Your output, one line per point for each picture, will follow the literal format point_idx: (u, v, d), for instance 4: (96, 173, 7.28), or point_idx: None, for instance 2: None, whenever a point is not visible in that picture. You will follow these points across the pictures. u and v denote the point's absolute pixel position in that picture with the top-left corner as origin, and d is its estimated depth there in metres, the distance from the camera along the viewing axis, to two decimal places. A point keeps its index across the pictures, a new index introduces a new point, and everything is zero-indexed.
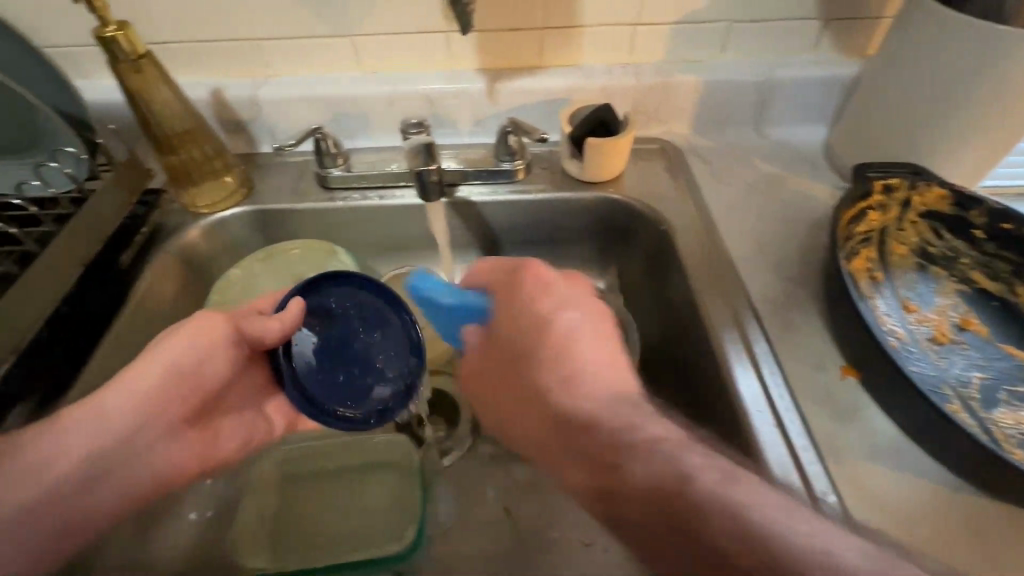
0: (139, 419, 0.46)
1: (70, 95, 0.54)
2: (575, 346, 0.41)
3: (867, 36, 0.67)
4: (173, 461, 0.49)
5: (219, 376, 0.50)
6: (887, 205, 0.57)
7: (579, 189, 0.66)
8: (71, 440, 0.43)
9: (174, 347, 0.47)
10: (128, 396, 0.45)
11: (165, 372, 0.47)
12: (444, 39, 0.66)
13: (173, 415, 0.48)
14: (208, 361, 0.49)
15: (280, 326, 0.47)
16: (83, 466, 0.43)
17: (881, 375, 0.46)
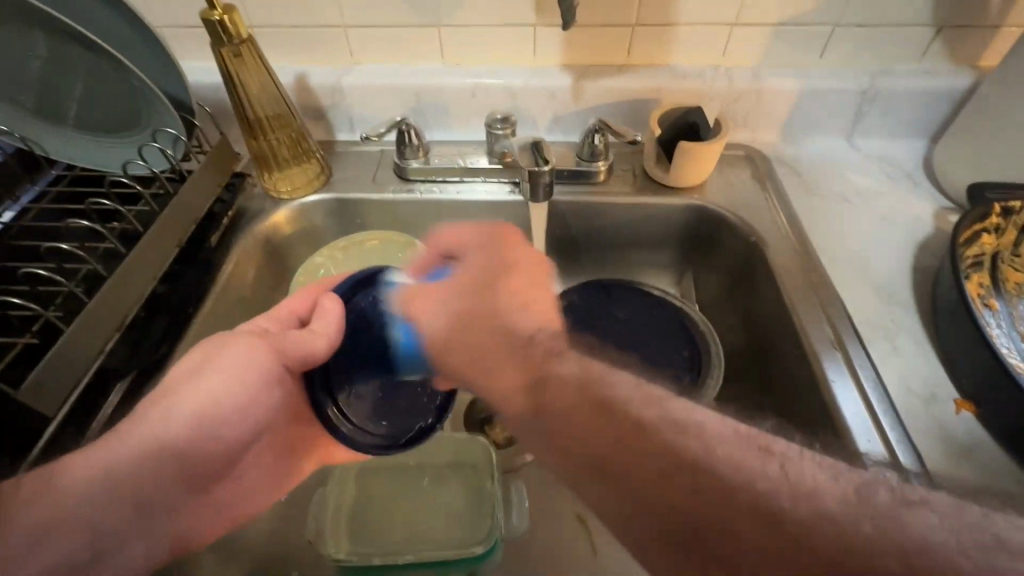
0: (169, 468, 0.40)
1: (175, 76, 0.55)
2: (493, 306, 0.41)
3: (982, 46, 0.63)
4: (204, 519, 0.44)
5: (255, 422, 0.45)
6: (1004, 229, 0.53)
7: (662, 194, 0.64)
8: (88, 493, 0.36)
9: (210, 380, 0.42)
10: (156, 440, 0.40)
11: (198, 412, 0.41)
12: (532, 33, 0.64)
13: (204, 465, 0.43)
14: (245, 400, 0.44)
15: (326, 336, 0.44)
16: (104, 523, 0.37)
17: (1004, 411, 0.43)
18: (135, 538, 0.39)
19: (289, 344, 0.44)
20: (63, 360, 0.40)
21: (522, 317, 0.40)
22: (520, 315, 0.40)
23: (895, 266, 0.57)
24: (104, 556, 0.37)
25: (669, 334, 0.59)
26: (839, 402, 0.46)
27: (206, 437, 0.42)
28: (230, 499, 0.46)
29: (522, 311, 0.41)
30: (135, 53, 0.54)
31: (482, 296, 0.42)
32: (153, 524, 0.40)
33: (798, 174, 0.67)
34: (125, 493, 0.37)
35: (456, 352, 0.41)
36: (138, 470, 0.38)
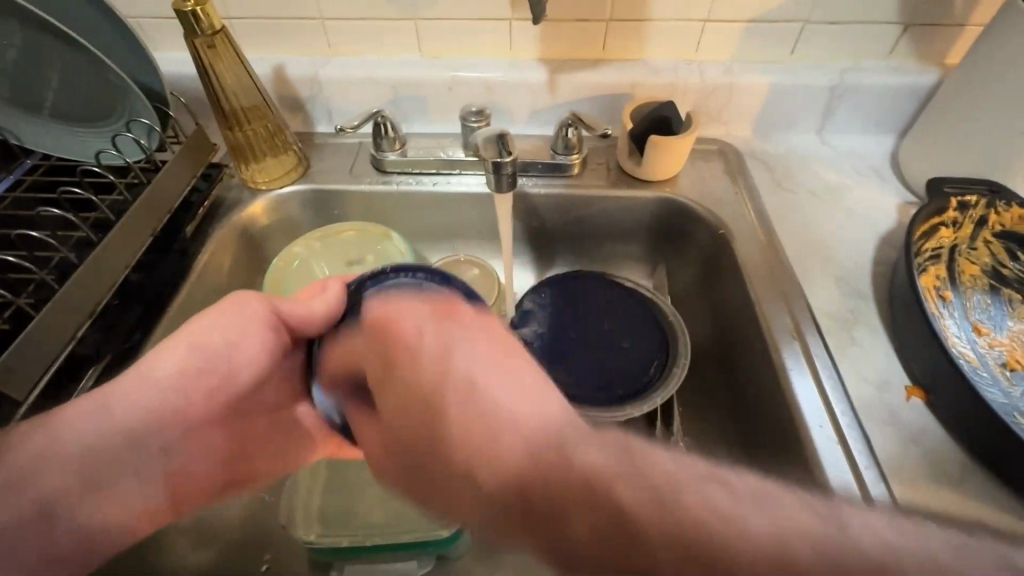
0: (166, 405, 0.41)
1: (150, 67, 0.55)
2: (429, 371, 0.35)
3: (947, 44, 0.64)
4: (197, 467, 0.44)
5: (248, 368, 0.45)
6: (961, 222, 0.54)
7: (634, 187, 0.65)
8: (87, 427, 0.37)
9: (208, 323, 0.43)
10: (151, 379, 0.40)
11: (192, 354, 0.42)
12: (508, 27, 0.65)
13: (198, 411, 0.43)
14: (242, 347, 0.44)
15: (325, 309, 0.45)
16: (103, 455, 0.38)
17: (951, 396, 0.45)
18: (129, 473, 0.40)
19: (290, 308, 0.45)
20: (33, 345, 0.41)
21: (489, 399, 0.31)
22: (490, 397, 0.31)
23: (858, 259, 0.59)
24: (99, 488, 0.38)
25: (640, 324, 0.60)
26: (795, 388, 0.47)
27: (196, 381, 0.42)
28: (223, 448, 0.46)
29: (425, 360, 0.35)
30: (109, 42, 0.54)
31: (387, 354, 0.38)
32: (147, 460, 0.41)
33: (769, 168, 0.68)
34: (118, 424, 0.39)
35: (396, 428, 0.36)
36: (136, 409, 0.39)
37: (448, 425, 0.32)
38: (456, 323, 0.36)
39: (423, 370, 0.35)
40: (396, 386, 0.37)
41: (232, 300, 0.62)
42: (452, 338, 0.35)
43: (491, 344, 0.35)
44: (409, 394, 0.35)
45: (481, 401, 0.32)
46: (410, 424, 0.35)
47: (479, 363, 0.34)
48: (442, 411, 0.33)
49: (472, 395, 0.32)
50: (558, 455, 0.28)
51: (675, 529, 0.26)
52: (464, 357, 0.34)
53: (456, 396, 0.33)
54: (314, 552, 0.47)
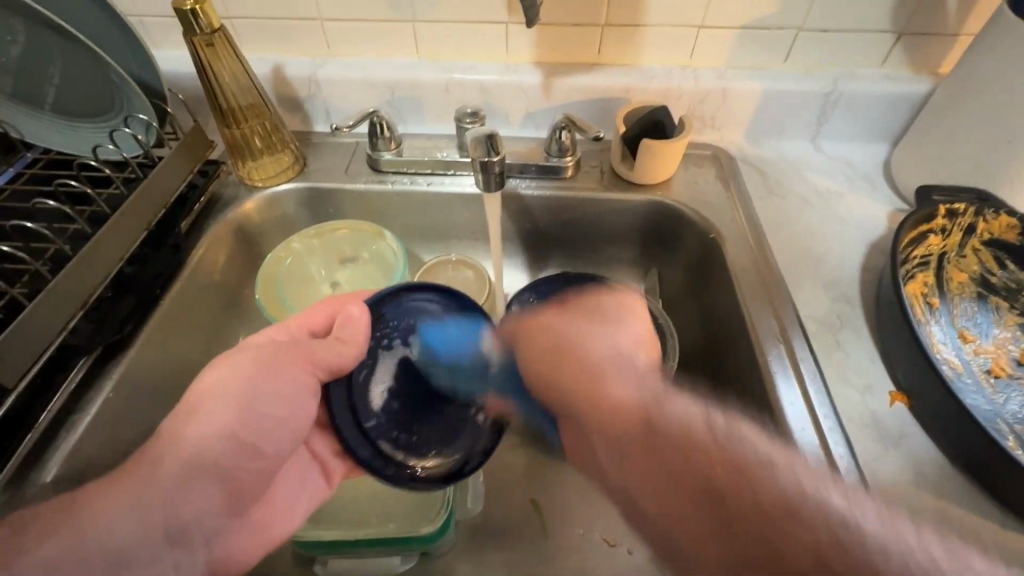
0: (205, 492, 0.40)
1: (148, 64, 0.56)
2: (587, 350, 0.42)
3: (941, 53, 0.65)
4: (246, 547, 0.43)
5: (285, 441, 0.45)
6: (949, 230, 0.55)
7: (628, 190, 0.66)
8: (115, 528, 0.36)
9: (227, 407, 0.42)
10: (185, 468, 0.39)
11: (226, 439, 0.41)
12: (504, 31, 0.66)
13: (239, 495, 0.43)
14: (276, 414, 0.44)
15: (354, 343, 0.44)
16: (138, 552, 0.37)
17: (936, 403, 0.45)
18: (168, 568, 0.39)
19: (318, 351, 0.44)
20: (25, 333, 0.41)
21: (639, 367, 0.41)
22: (625, 353, 0.42)
23: (847, 264, 0.59)
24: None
25: None
26: (778, 391, 0.48)
27: (234, 459, 0.42)
28: (266, 525, 0.45)
29: (605, 344, 0.42)
30: (110, 39, 0.55)
31: (584, 320, 0.44)
32: (187, 548, 0.40)
33: (762, 174, 0.69)
34: (151, 520, 0.37)
35: (579, 383, 0.41)
36: (167, 499, 0.38)
37: (577, 359, 0.41)
38: (608, 302, 0.45)
39: (597, 350, 0.42)
40: (564, 361, 0.42)
41: (225, 295, 0.63)
42: (619, 337, 0.43)
43: (642, 331, 0.44)
44: (580, 367, 0.41)
45: (614, 357, 0.41)
46: (575, 395, 0.41)
47: (627, 342, 0.43)
48: (595, 379, 0.41)
49: (621, 361, 0.41)
50: (668, 419, 0.38)
51: (732, 460, 0.35)
52: (624, 350, 0.42)
53: (627, 381, 0.40)
54: (299, 546, 0.47)
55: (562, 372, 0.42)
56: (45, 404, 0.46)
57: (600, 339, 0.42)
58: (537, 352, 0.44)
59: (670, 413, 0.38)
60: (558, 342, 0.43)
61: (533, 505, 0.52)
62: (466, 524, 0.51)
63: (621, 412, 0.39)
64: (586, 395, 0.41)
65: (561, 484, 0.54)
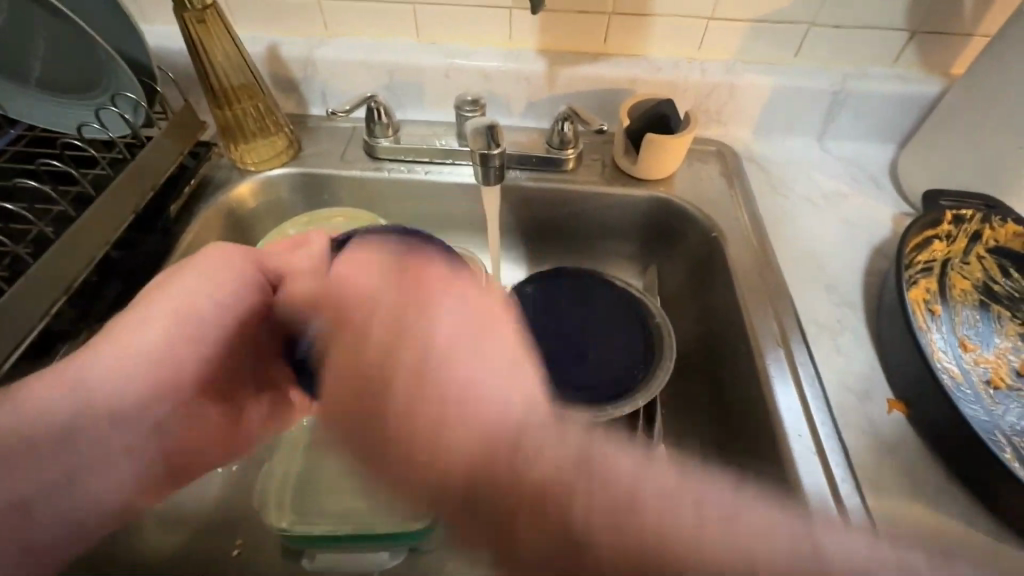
0: (153, 380, 0.38)
1: (136, 39, 0.54)
2: (432, 298, 0.27)
3: (954, 53, 0.63)
4: (191, 446, 0.42)
5: (223, 351, 0.42)
6: (955, 236, 0.54)
7: (628, 185, 0.64)
8: (58, 408, 0.34)
9: (156, 325, 0.39)
10: (136, 358, 0.38)
11: (157, 352, 0.38)
12: (508, 16, 0.64)
13: (195, 387, 0.41)
14: (209, 319, 0.41)
15: (304, 257, 0.41)
16: (82, 431, 0.35)
17: (935, 414, 0.44)
18: (109, 488, 0.37)
19: (267, 262, 0.43)
20: (2, 319, 0.40)
21: (500, 398, 0.25)
22: (433, 327, 0.26)
23: (849, 267, 0.58)
24: (77, 511, 0.36)
25: (629, 326, 0.58)
26: (776, 396, 0.47)
27: (187, 345, 0.40)
28: (218, 442, 0.44)
29: (486, 373, 0.25)
30: (96, 11, 0.53)
31: (404, 293, 0.27)
32: (135, 436, 0.38)
33: (766, 172, 0.67)
34: (79, 435, 0.35)
35: (365, 366, 0.25)
36: (103, 419, 0.36)
37: (357, 326, 0.27)
38: (473, 299, 0.28)
39: (400, 353, 0.25)
40: (398, 349, 0.25)
41: None
42: (494, 376, 0.25)
43: (457, 320, 0.27)
44: (382, 397, 0.25)
45: (449, 358, 0.25)
46: (377, 385, 0.25)
47: (459, 318, 0.27)
48: (419, 406, 0.24)
49: (466, 397, 0.25)
50: (495, 411, 0.25)
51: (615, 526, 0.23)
52: (452, 317, 0.27)
53: (442, 358, 0.25)
54: (286, 539, 0.47)
55: (357, 361, 0.26)
56: (26, 392, 0.45)
57: (415, 324, 0.26)
58: (344, 337, 0.27)
59: (476, 381, 0.25)
60: (364, 299, 0.27)
61: None
62: None
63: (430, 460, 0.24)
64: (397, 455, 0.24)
65: None
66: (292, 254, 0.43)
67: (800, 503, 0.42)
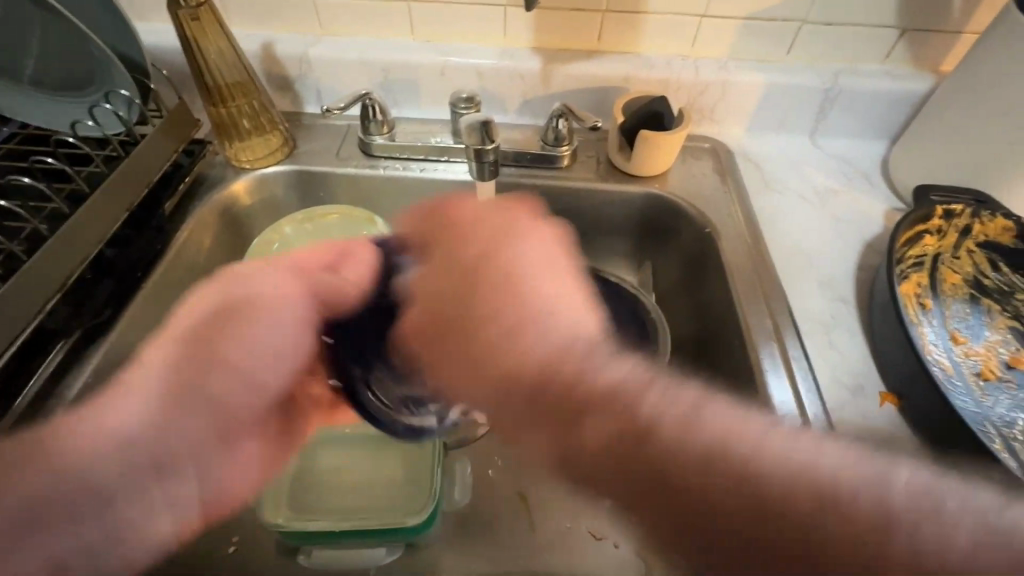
0: (200, 422, 0.37)
1: (130, 36, 0.53)
2: (520, 279, 0.34)
3: (944, 50, 0.64)
4: (234, 476, 0.40)
5: (276, 365, 0.41)
6: (945, 231, 0.55)
7: (623, 182, 0.65)
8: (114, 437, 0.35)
9: (215, 326, 0.39)
10: (182, 394, 0.37)
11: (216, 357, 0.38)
12: (503, 14, 0.64)
13: (237, 422, 0.40)
14: (269, 327, 0.40)
15: (354, 279, 0.47)
16: (121, 488, 0.35)
17: (926, 405, 0.45)
18: (160, 508, 0.36)
19: (321, 283, 0.45)
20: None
21: (542, 333, 0.33)
22: (538, 287, 0.34)
23: (842, 262, 0.59)
24: (125, 530, 0.35)
25: (625, 321, 0.59)
26: (770, 390, 0.47)
27: (220, 379, 0.38)
28: (261, 454, 0.43)
29: (541, 309, 0.33)
30: (89, 8, 0.53)
31: (456, 243, 0.38)
32: (194, 439, 0.37)
33: (760, 169, 0.68)
34: (135, 450, 0.35)
35: (482, 325, 0.33)
36: (150, 433, 0.35)
37: (484, 318, 0.33)
38: (524, 224, 0.38)
39: (474, 257, 0.35)
40: (480, 278, 0.34)
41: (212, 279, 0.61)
42: (559, 321, 0.34)
43: (547, 253, 0.37)
44: (476, 337, 0.33)
45: (522, 298, 0.33)
46: (460, 333, 0.33)
47: (561, 293, 0.35)
48: (479, 304, 0.33)
49: (536, 320, 0.33)
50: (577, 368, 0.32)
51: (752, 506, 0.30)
52: (567, 295, 0.35)
53: (563, 350, 0.33)
54: (284, 535, 0.47)
55: (451, 280, 0.35)
56: (20, 389, 0.44)
57: (511, 257, 0.35)
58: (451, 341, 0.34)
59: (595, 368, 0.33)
60: (483, 257, 0.35)
61: (520, 498, 0.52)
62: (454, 515, 0.51)
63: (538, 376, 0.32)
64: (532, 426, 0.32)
65: None
66: (337, 269, 0.46)
67: None
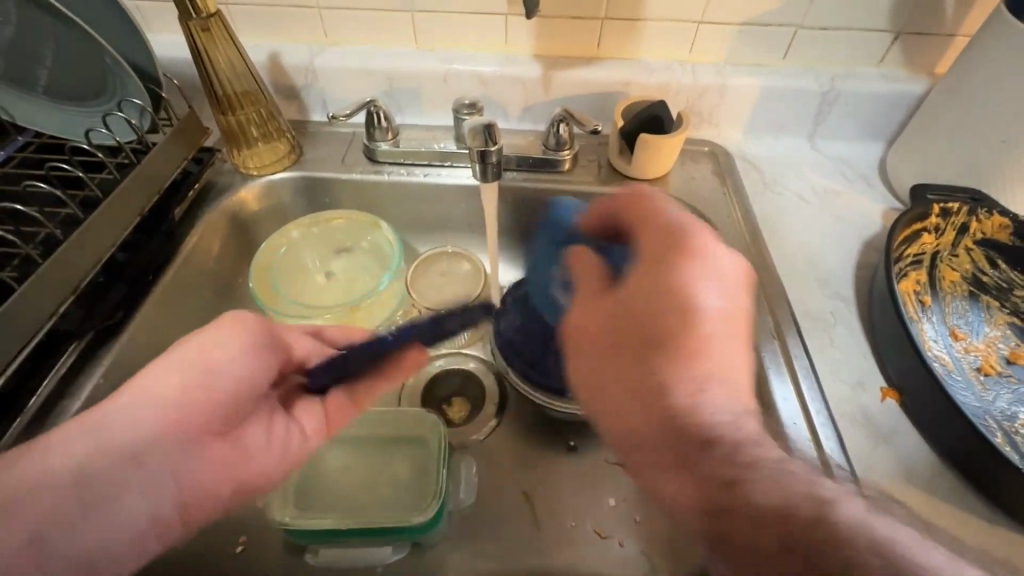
0: (163, 416, 0.39)
1: (142, 47, 0.55)
2: (699, 323, 0.33)
3: (938, 53, 0.65)
4: (205, 479, 0.40)
5: (244, 380, 0.43)
6: (943, 229, 0.55)
7: (624, 185, 0.65)
8: (75, 446, 0.36)
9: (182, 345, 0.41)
10: (147, 398, 0.39)
11: (184, 367, 0.40)
12: (504, 22, 0.65)
13: (211, 419, 0.41)
14: (227, 340, 0.43)
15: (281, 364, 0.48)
16: (90, 474, 0.36)
17: (926, 400, 0.45)
18: (125, 491, 0.37)
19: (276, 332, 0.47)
20: (13, 317, 0.41)
21: (696, 378, 0.32)
22: (706, 298, 0.33)
23: (841, 261, 0.59)
24: (97, 509, 0.36)
25: None
26: (771, 387, 0.48)
27: (175, 377, 0.40)
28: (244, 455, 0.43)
29: (706, 291, 0.34)
30: (103, 21, 0.54)
31: (657, 273, 0.35)
32: (149, 434, 0.38)
33: (759, 171, 0.69)
34: (104, 443, 0.37)
35: (625, 296, 0.35)
36: (118, 430, 0.37)
37: (647, 275, 0.35)
38: (719, 265, 0.35)
39: (706, 253, 0.35)
40: (660, 264, 0.35)
41: (220, 284, 0.62)
42: (714, 292, 0.34)
43: (738, 285, 0.35)
44: (654, 317, 0.34)
45: (694, 303, 0.33)
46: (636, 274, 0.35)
47: (730, 286, 0.35)
48: (665, 278, 0.34)
49: (700, 372, 0.32)
50: (696, 367, 0.32)
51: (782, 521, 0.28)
52: (713, 292, 0.34)
53: (690, 366, 0.32)
54: (290, 534, 0.47)
55: (651, 260, 0.35)
56: (34, 390, 0.45)
57: (703, 285, 0.34)
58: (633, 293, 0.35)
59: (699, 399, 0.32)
60: (687, 263, 0.34)
61: (524, 496, 0.52)
62: (459, 514, 0.51)
63: (656, 412, 0.32)
64: (661, 438, 0.32)
65: (554, 475, 0.54)
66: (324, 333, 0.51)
67: None
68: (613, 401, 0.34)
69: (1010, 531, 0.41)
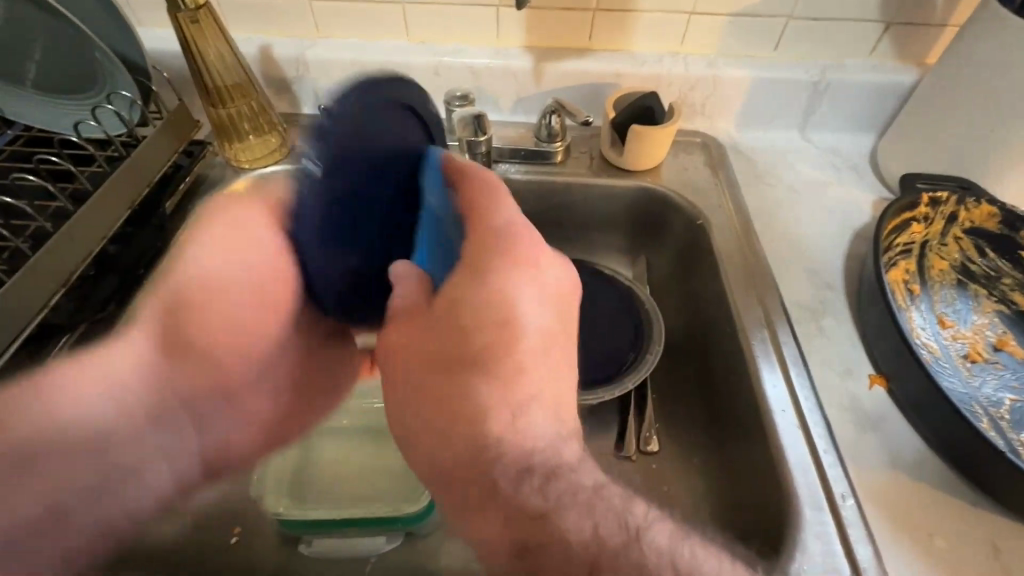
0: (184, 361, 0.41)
1: (131, 40, 0.55)
2: (522, 337, 0.33)
3: (928, 43, 0.65)
4: (232, 432, 0.44)
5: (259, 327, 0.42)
6: (932, 218, 0.55)
7: (616, 177, 0.66)
8: (95, 394, 0.39)
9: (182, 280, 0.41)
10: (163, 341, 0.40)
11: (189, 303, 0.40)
12: (495, 14, 0.65)
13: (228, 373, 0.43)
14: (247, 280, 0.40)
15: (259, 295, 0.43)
16: (112, 432, 0.40)
17: (914, 387, 0.45)
18: (147, 452, 0.41)
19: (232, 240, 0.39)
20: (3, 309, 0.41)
21: (529, 392, 0.32)
22: (516, 305, 0.34)
23: (831, 251, 0.60)
24: (119, 470, 0.40)
25: (619, 312, 0.60)
26: (760, 375, 0.48)
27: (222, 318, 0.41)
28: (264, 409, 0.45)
29: (503, 302, 0.34)
30: (91, 13, 0.54)
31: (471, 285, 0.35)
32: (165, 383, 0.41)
33: (750, 163, 0.69)
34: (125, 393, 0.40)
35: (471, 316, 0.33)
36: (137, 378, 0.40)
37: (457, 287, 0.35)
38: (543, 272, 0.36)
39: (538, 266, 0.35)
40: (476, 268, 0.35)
41: None
42: (526, 298, 0.34)
43: (554, 295, 0.36)
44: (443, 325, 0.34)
45: (509, 316, 0.33)
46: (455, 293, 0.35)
47: (547, 304, 0.35)
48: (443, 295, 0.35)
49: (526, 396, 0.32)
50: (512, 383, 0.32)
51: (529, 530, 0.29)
52: (531, 302, 0.34)
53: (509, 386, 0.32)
54: (285, 525, 0.48)
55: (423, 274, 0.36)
56: None
57: (495, 289, 0.34)
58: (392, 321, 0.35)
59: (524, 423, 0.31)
60: (471, 268, 0.35)
61: None
62: None
63: (470, 451, 0.31)
64: (453, 449, 0.31)
65: None
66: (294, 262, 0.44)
67: (784, 476, 0.43)
68: (427, 425, 0.32)
69: (995, 514, 0.42)
